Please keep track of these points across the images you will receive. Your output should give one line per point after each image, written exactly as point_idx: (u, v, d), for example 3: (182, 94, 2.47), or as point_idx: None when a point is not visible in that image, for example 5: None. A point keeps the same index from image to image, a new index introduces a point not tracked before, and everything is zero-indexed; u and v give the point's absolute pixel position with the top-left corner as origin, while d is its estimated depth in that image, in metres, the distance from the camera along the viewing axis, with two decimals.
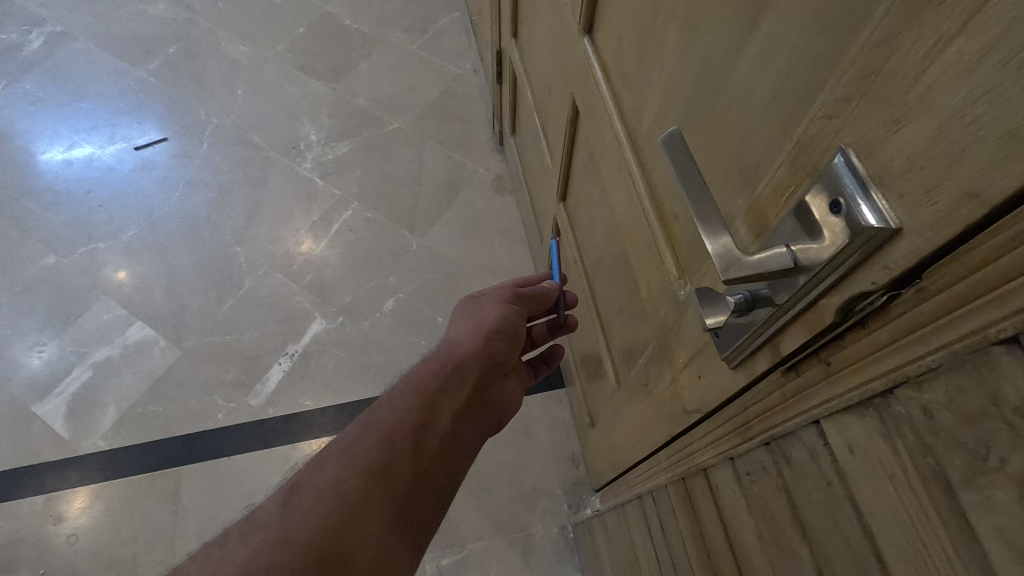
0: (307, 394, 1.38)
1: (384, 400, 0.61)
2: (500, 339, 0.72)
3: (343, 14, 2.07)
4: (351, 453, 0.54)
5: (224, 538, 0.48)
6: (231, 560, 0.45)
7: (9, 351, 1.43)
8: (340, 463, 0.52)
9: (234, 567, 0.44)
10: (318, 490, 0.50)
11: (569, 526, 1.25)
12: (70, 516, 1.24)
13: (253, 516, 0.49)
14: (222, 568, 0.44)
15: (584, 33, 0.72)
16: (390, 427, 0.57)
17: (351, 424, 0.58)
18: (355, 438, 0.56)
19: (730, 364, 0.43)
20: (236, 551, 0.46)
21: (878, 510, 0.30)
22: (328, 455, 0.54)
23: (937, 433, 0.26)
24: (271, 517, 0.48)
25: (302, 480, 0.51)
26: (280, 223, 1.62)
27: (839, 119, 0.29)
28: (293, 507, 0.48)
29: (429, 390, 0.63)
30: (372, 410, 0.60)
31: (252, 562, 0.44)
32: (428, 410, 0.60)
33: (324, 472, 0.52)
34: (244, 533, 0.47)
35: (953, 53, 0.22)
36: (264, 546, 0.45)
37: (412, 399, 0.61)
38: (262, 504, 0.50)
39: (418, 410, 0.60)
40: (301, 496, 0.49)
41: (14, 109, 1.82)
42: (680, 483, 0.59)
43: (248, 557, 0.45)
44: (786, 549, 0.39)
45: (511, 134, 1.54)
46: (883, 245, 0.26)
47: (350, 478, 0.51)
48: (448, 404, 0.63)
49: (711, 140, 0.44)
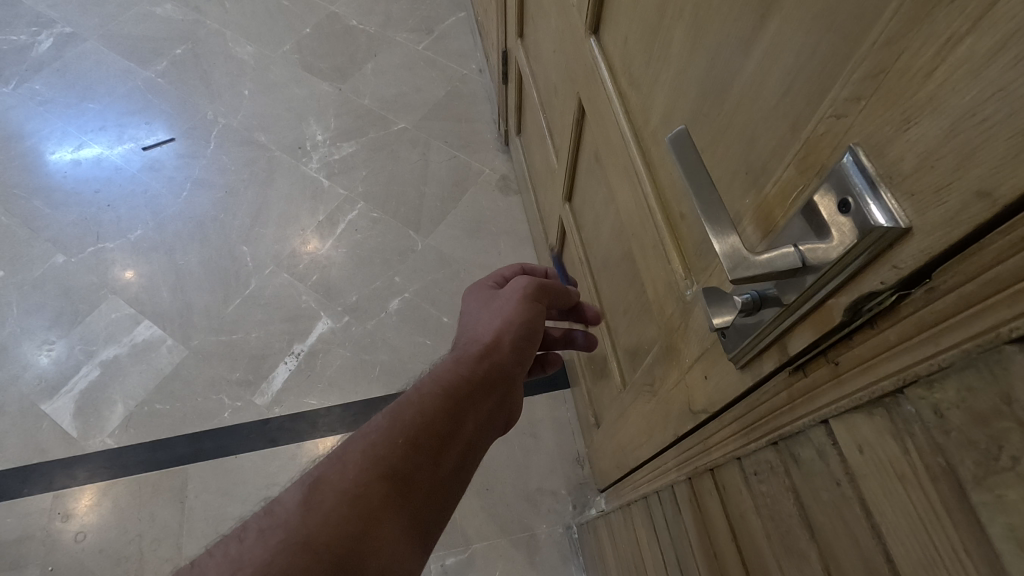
0: (313, 394, 1.38)
1: (412, 398, 0.61)
2: (522, 344, 0.72)
3: (349, 14, 2.07)
4: (376, 454, 0.54)
5: (244, 532, 0.49)
6: (249, 559, 0.45)
7: (19, 349, 1.44)
8: (363, 464, 0.53)
9: (253, 565, 0.45)
10: (339, 492, 0.50)
11: (573, 526, 1.24)
12: (77, 513, 1.25)
13: (272, 512, 0.49)
14: (242, 566, 0.45)
15: (590, 33, 0.72)
16: (415, 430, 0.57)
17: (377, 420, 0.58)
18: (379, 437, 0.56)
19: (737, 364, 0.43)
20: (255, 548, 0.46)
21: (887, 510, 0.30)
22: (351, 453, 0.54)
23: (947, 433, 0.26)
24: (291, 515, 0.48)
25: (322, 478, 0.51)
26: (286, 223, 1.63)
27: (848, 118, 0.29)
28: (315, 507, 0.49)
29: (456, 394, 0.62)
30: (399, 407, 0.60)
31: (270, 563, 0.44)
32: (453, 416, 0.60)
33: (346, 472, 0.52)
34: (263, 530, 0.48)
35: (964, 51, 0.21)
36: (283, 547, 0.45)
37: (439, 402, 0.61)
38: (281, 499, 0.50)
39: (444, 415, 0.60)
40: (321, 496, 0.50)
41: (24, 109, 1.84)
42: (686, 483, 0.59)
43: (268, 556, 0.45)
44: (794, 550, 0.39)
45: (517, 134, 1.54)
46: (892, 244, 0.26)
47: (372, 481, 0.51)
48: (473, 410, 0.63)
49: (718, 140, 0.44)
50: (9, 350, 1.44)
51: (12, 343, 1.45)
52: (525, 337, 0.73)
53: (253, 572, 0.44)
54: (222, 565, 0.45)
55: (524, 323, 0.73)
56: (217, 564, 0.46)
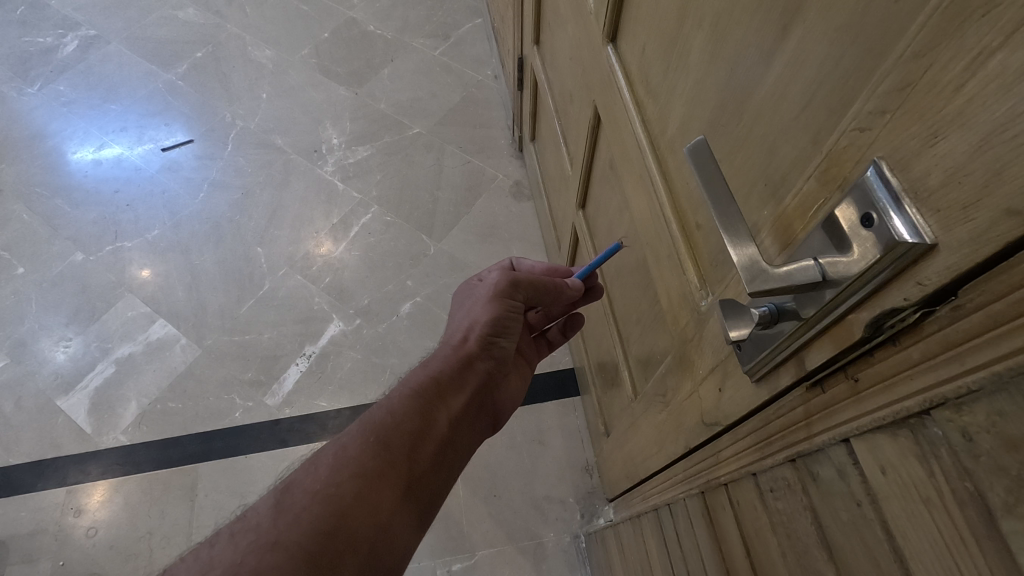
0: (323, 395, 1.39)
1: (384, 403, 0.62)
2: (494, 338, 0.71)
3: (367, 20, 2.09)
4: (347, 457, 0.55)
5: (216, 537, 0.50)
6: (220, 561, 0.47)
7: (37, 345, 1.46)
8: (334, 466, 0.54)
9: (225, 566, 0.47)
10: (310, 493, 0.51)
11: (581, 536, 1.24)
12: (89, 508, 1.27)
13: (244, 517, 0.51)
14: (212, 567, 0.47)
15: (608, 42, 0.72)
16: (386, 430, 0.58)
17: (349, 427, 0.59)
18: (350, 442, 0.57)
19: (752, 377, 0.42)
20: (226, 551, 0.48)
21: (911, 533, 0.29)
22: (324, 457, 0.55)
23: (977, 457, 0.25)
24: (263, 518, 0.50)
25: (296, 481, 0.53)
26: (301, 224, 1.64)
27: (872, 131, 0.28)
28: (285, 509, 0.50)
29: (427, 395, 0.63)
30: (371, 414, 0.61)
31: (240, 563, 0.46)
32: (425, 414, 0.61)
33: (318, 474, 0.53)
34: (234, 534, 0.50)
35: (996, 66, 0.21)
36: (255, 547, 0.47)
37: (410, 403, 0.61)
38: (253, 503, 0.52)
39: (416, 415, 0.60)
40: (293, 497, 0.51)
41: (48, 109, 1.87)
42: (699, 497, 0.58)
43: (238, 557, 0.47)
44: (812, 569, 0.38)
45: (531, 140, 1.54)
46: (916, 261, 0.26)
47: (343, 481, 0.52)
48: (446, 408, 0.63)
49: (737, 151, 0.43)
50: (27, 345, 1.46)
51: (30, 338, 1.47)
52: (495, 332, 0.71)
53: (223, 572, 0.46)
54: (195, 567, 0.48)
55: (493, 322, 0.71)
56: (187, 568, 0.48)
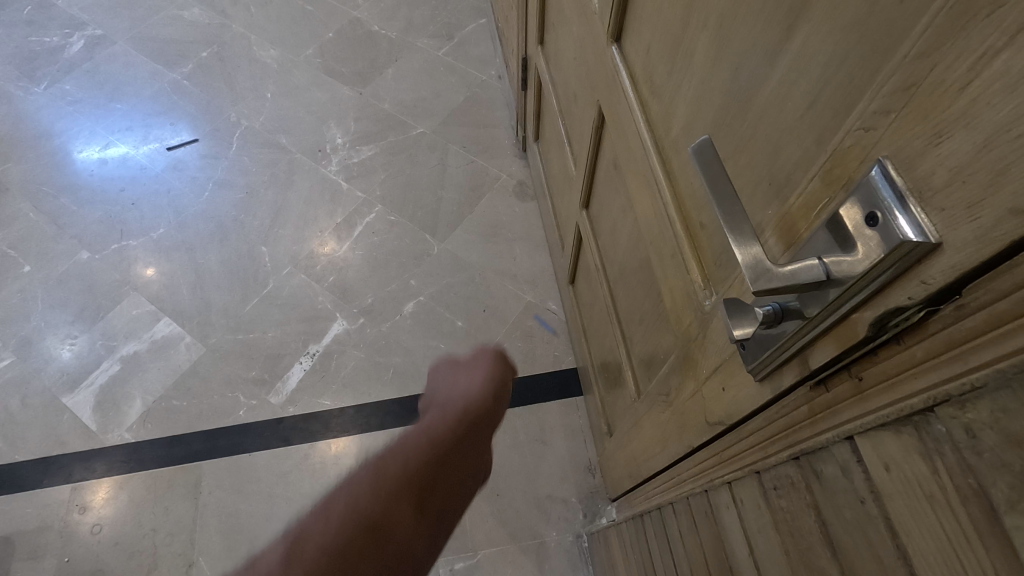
0: (327, 394, 1.40)
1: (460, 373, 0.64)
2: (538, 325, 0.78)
3: (371, 20, 2.10)
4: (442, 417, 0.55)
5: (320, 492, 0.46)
6: (336, 508, 0.44)
7: (42, 343, 1.47)
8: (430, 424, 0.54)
9: (344, 510, 0.44)
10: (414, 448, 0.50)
11: (584, 535, 1.24)
12: (94, 505, 1.28)
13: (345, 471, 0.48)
14: (330, 514, 0.43)
15: (612, 42, 0.72)
16: (471, 395, 0.59)
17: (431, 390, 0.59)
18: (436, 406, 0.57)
19: (756, 376, 0.42)
20: (346, 499, 0.45)
21: (915, 531, 0.29)
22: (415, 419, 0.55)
23: (980, 453, 0.25)
24: (371, 468, 0.48)
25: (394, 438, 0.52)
26: (305, 224, 1.65)
27: (876, 131, 0.28)
28: (393, 460, 0.49)
29: (502, 367, 0.65)
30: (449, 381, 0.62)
31: (362, 507, 0.44)
32: (500, 385, 0.63)
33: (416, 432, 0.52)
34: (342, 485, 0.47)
35: (1000, 66, 0.21)
36: (370, 492, 0.45)
37: (487, 370, 0.63)
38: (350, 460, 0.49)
39: (493, 382, 0.62)
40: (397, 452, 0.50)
41: (54, 109, 1.88)
42: (703, 495, 0.58)
43: (357, 502, 0.44)
44: (815, 567, 0.38)
45: (535, 141, 1.54)
46: (921, 260, 0.26)
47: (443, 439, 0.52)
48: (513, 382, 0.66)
49: (741, 151, 0.43)
50: (33, 343, 1.47)
51: (36, 336, 1.48)
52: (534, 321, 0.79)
53: (346, 515, 0.43)
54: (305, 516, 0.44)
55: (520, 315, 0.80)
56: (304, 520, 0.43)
